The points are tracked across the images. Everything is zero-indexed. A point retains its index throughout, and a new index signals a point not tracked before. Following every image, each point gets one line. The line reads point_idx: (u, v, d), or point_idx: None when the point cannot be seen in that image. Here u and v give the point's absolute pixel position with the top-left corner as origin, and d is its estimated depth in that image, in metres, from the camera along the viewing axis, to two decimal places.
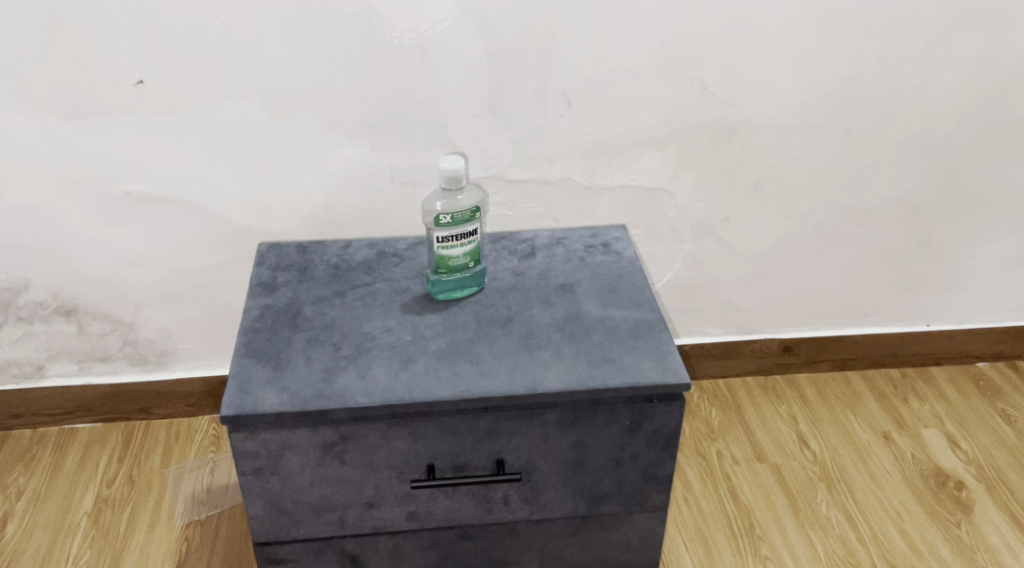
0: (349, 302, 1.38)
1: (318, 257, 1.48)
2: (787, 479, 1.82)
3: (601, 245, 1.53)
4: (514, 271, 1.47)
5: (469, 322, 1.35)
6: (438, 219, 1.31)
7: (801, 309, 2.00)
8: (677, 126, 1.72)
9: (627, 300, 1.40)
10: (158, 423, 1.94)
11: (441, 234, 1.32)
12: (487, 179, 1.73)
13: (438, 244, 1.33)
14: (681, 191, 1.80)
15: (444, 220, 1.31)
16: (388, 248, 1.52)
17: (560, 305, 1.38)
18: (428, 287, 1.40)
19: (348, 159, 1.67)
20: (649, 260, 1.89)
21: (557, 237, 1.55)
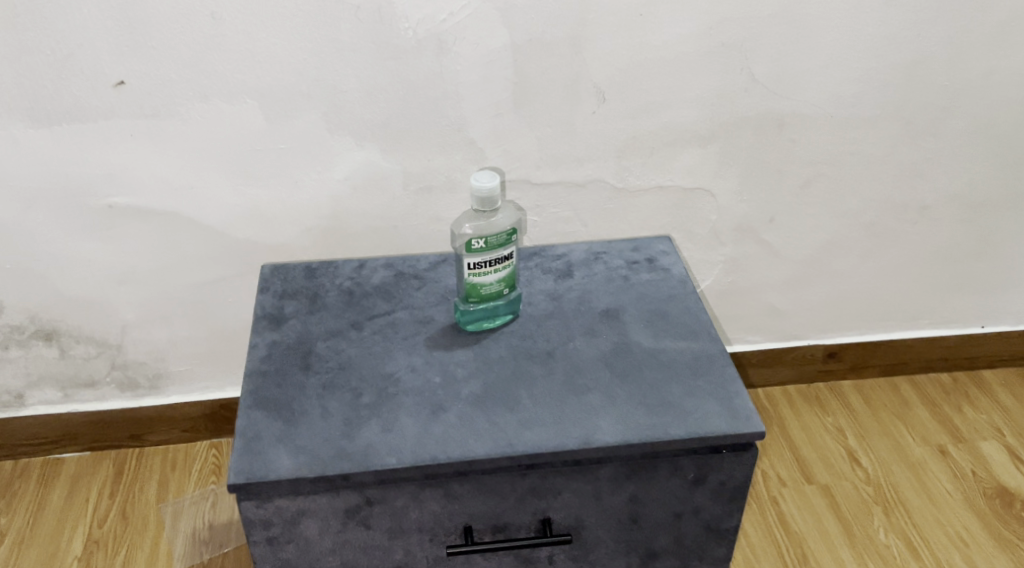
0: (367, 336, 1.22)
1: (328, 281, 1.32)
2: (839, 502, 1.69)
3: (646, 261, 1.36)
4: (550, 294, 1.30)
5: (505, 358, 1.19)
6: (468, 244, 1.14)
7: (848, 313, 1.85)
8: (721, 121, 1.54)
9: (681, 328, 1.24)
10: (152, 450, 1.77)
11: (472, 260, 1.15)
12: (511, 182, 1.55)
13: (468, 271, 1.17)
14: (723, 192, 1.63)
15: (477, 244, 1.14)
16: (407, 268, 1.35)
17: (606, 336, 1.22)
18: (456, 316, 1.24)
19: (356, 164, 1.49)
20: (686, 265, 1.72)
21: (595, 252, 1.38)
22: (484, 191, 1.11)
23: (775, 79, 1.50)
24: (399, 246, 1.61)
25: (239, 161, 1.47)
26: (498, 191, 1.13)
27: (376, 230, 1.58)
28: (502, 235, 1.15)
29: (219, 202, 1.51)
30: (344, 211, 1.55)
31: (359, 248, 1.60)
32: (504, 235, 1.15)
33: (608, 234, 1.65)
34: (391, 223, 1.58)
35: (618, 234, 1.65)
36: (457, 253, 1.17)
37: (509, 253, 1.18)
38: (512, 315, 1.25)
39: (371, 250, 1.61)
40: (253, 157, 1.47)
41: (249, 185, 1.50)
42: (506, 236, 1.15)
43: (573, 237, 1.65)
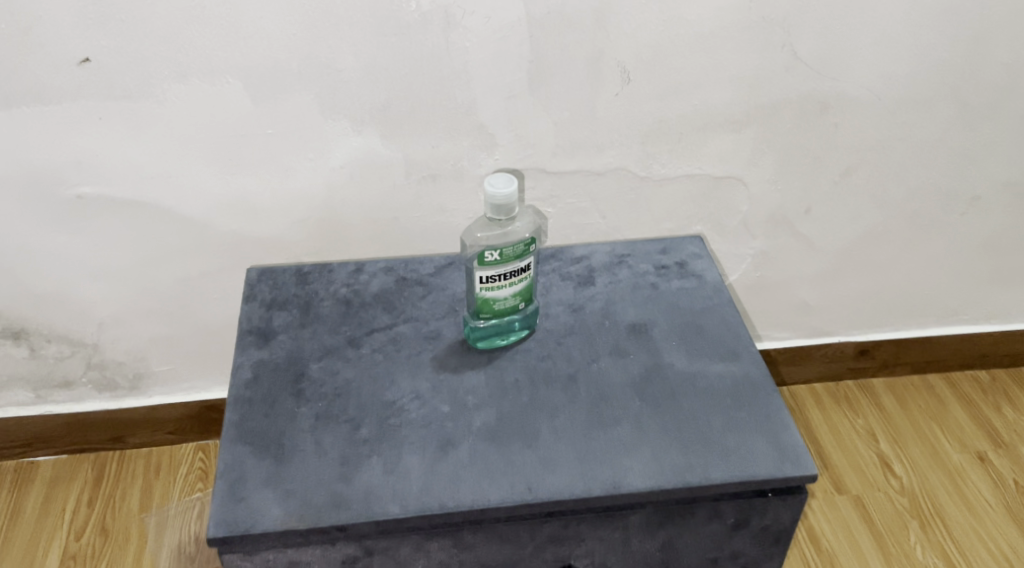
0: (366, 356, 1.08)
1: (322, 288, 1.18)
2: (873, 514, 1.57)
3: (675, 265, 1.22)
4: (571, 305, 1.16)
5: (521, 382, 1.05)
6: (481, 257, 1.00)
7: (884, 308, 1.71)
8: (759, 104, 1.39)
9: (718, 347, 1.10)
10: (134, 453, 1.65)
11: (485, 273, 1.01)
12: (524, 171, 1.40)
13: (480, 286, 1.03)
14: (756, 181, 1.48)
15: (490, 257, 1.00)
16: (411, 273, 1.21)
17: (634, 356, 1.09)
18: (465, 332, 1.10)
19: (353, 150, 1.34)
20: (712, 258, 1.58)
21: (619, 254, 1.24)
22: (503, 197, 0.96)
23: (821, 58, 1.35)
24: (400, 239, 1.46)
25: (223, 147, 1.32)
26: (517, 195, 0.98)
27: (374, 222, 1.43)
28: (519, 245, 1.01)
29: (201, 191, 1.36)
30: (339, 202, 1.40)
31: (356, 241, 1.46)
32: (522, 245, 1.01)
33: (629, 226, 1.50)
34: (392, 214, 1.43)
35: (640, 226, 1.51)
36: (467, 266, 1.03)
37: (526, 264, 1.03)
38: (529, 330, 1.12)
39: (369, 243, 1.46)
40: (237, 144, 1.32)
41: (233, 173, 1.35)
42: (523, 247, 1.01)
43: (591, 229, 1.50)
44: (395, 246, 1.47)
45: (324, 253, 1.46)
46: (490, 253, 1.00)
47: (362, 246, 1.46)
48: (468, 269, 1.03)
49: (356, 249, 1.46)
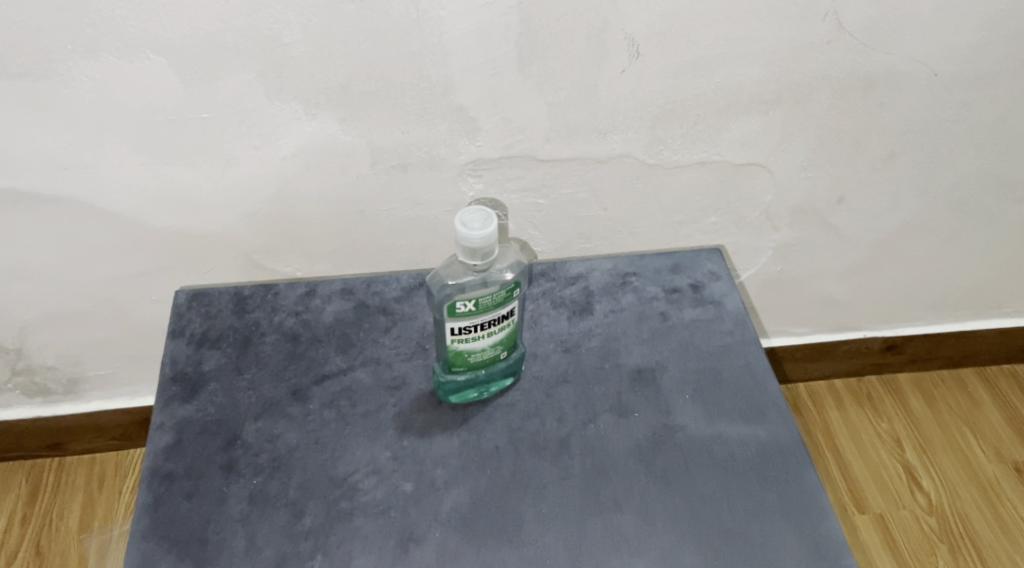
0: (313, 413, 0.89)
1: (266, 319, 0.98)
2: (897, 537, 1.40)
3: (690, 289, 1.02)
4: (565, 342, 0.96)
5: (502, 450, 0.87)
6: (450, 307, 0.80)
7: (918, 303, 1.51)
8: (794, 82, 1.16)
9: (740, 403, 0.91)
10: (75, 460, 1.48)
11: (456, 324, 0.82)
12: (512, 158, 1.18)
13: (451, 338, 0.83)
14: (784, 167, 1.26)
15: (462, 307, 0.80)
16: (373, 298, 1.01)
17: (639, 415, 0.90)
18: (436, 383, 0.91)
19: (306, 137, 1.12)
20: (729, 252, 1.38)
21: (623, 273, 1.04)
22: (478, 239, 0.76)
23: (872, 27, 1.11)
24: (366, 236, 1.25)
25: (147, 134, 1.09)
26: (497, 236, 0.78)
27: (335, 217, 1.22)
28: (499, 292, 0.81)
29: (126, 183, 1.14)
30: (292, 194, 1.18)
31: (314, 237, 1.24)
32: (502, 292, 0.81)
33: (634, 218, 1.29)
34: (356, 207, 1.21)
35: (646, 219, 1.30)
36: (435, 314, 0.83)
37: (508, 311, 0.84)
38: (513, 378, 0.92)
39: (330, 240, 1.25)
40: (165, 130, 1.09)
41: (163, 163, 1.13)
42: (503, 293, 0.81)
43: (590, 223, 1.29)
44: (360, 244, 1.26)
45: (278, 251, 1.25)
46: (462, 304, 0.80)
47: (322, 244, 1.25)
48: (436, 318, 0.83)
49: (314, 247, 1.25)
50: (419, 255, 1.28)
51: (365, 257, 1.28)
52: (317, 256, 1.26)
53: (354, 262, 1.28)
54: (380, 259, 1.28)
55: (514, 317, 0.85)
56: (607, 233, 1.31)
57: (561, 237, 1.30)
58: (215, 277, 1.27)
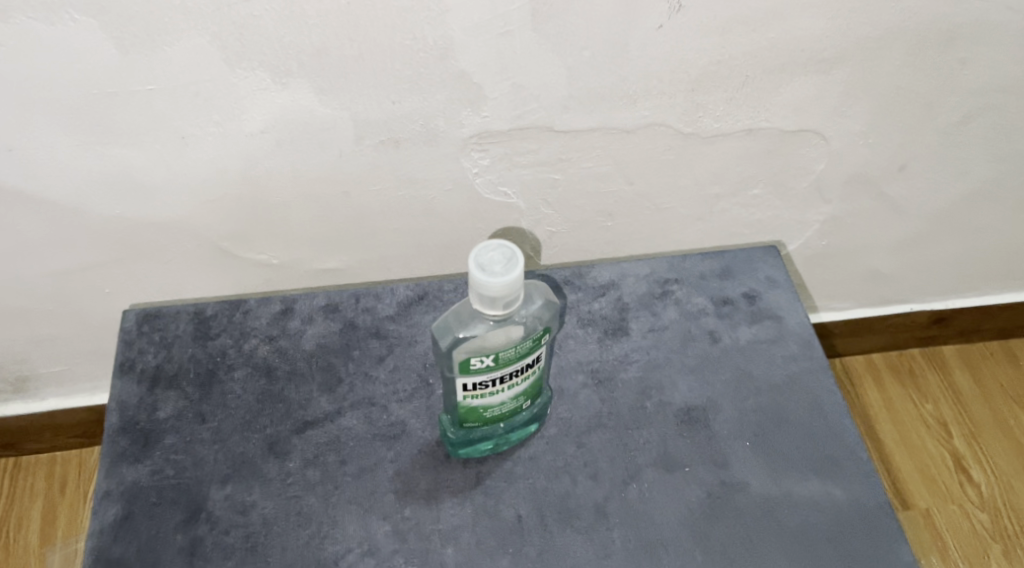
0: (294, 474, 0.74)
1: (233, 347, 0.81)
2: (945, 536, 1.28)
3: (744, 300, 0.85)
4: (596, 374, 0.80)
5: (525, 521, 0.72)
6: (464, 362, 0.63)
7: (974, 275, 1.35)
8: (864, 35, 0.96)
9: (811, 452, 0.76)
10: (33, 460, 1.33)
11: (469, 379, 0.65)
12: (524, 131, 0.98)
13: (462, 393, 0.66)
14: (841, 133, 1.07)
15: (477, 364, 0.64)
16: (363, 317, 0.84)
17: (689, 472, 0.74)
18: (442, 435, 0.75)
19: (275, 110, 0.92)
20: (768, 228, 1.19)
21: (663, 279, 0.87)
22: (501, 286, 0.58)
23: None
24: (351, 222, 1.06)
25: (83, 112, 0.90)
26: (526, 280, 0.60)
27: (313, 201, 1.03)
28: (526, 343, 0.64)
29: (60, 168, 0.95)
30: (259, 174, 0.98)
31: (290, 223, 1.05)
32: (530, 341, 0.65)
33: (662, 193, 1.10)
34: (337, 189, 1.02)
35: (678, 195, 1.10)
36: (441, 365, 0.66)
37: (534, 359, 0.67)
38: (536, 423, 0.76)
39: (308, 227, 1.06)
40: (104, 107, 0.89)
41: (103, 145, 0.93)
42: (531, 342, 0.65)
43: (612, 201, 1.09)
44: (345, 229, 1.07)
45: (247, 239, 1.06)
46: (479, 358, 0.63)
47: (300, 231, 1.06)
48: (443, 370, 0.66)
49: (293, 234, 1.06)
50: (415, 240, 1.09)
51: (351, 245, 1.09)
52: (293, 244, 1.08)
53: (336, 249, 1.09)
54: (367, 246, 1.09)
55: (541, 365, 0.68)
56: (632, 212, 1.11)
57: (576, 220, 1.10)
58: (175, 268, 1.08)
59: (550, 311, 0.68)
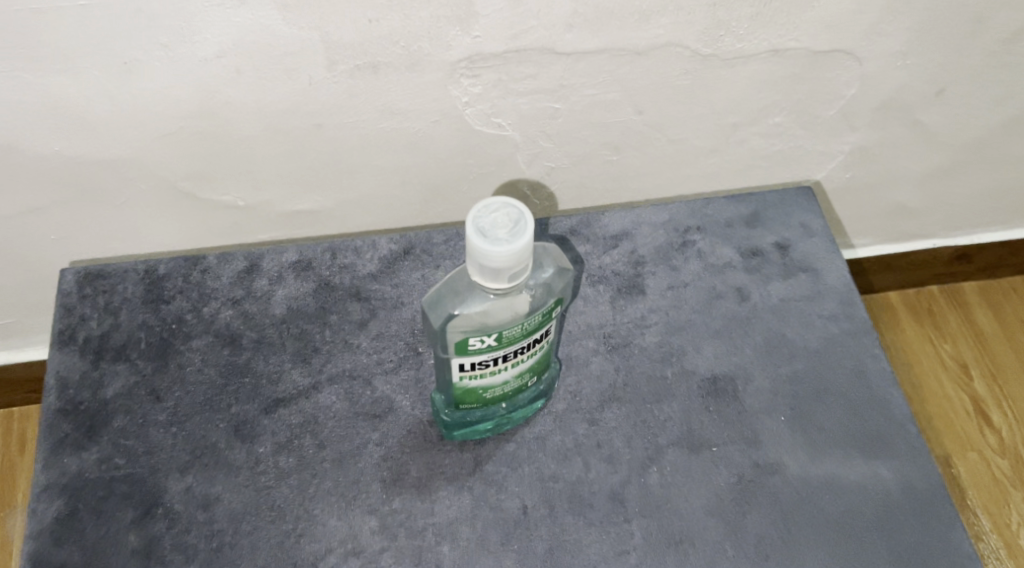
0: (264, 460, 0.64)
1: (191, 311, 0.70)
2: (963, 484, 1.22)
3: (775, 251, 0.75)
4: (609, 340, 0.71)
5: (532, 512, 0.63)
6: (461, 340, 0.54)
7: (1005, 209, 1.24)
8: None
9: (854, 428, 0.67)
10: None
11: (467, 360, 0.56)
12: (516, 55, 0.82)
13: (458, 375, 0.57)
14: (876, 56, 0.92)
15: (475, 344, 0.55)
16: (341, 275, 0.73)
17: (717, 452, 0.65)
18: (435, 413, 0.66)
19: (234, 28, 0.75)
20: (784, 164, 1.03)
21: (683, 227, 0.76)
22: (502, 261, 0.49)
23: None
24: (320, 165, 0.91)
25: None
26: (534, 246, 0.51)
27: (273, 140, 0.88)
28: (533, 319, 0.55)
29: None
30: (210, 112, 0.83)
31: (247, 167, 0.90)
32: (537, 317, 0.56)
33: (674, 124, 0.94)
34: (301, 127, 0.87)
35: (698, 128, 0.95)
36: (434, 343, 0.57)
37: (542, 335, 0.58)
38: (542, 400, 0.67)
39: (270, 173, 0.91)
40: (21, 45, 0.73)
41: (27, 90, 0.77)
42: (539, 317, 0.56)
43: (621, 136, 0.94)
44: (314, 172, 0.92)
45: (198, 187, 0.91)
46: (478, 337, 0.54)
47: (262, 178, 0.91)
48: (436, 348, 0.57)
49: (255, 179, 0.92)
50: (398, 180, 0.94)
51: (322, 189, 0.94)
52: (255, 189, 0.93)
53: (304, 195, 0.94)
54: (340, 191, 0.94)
55: (549, 340, 0.59)
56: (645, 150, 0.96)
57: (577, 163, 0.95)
58: (118, 220, 0.93)
59: (561, 280, 0.59)
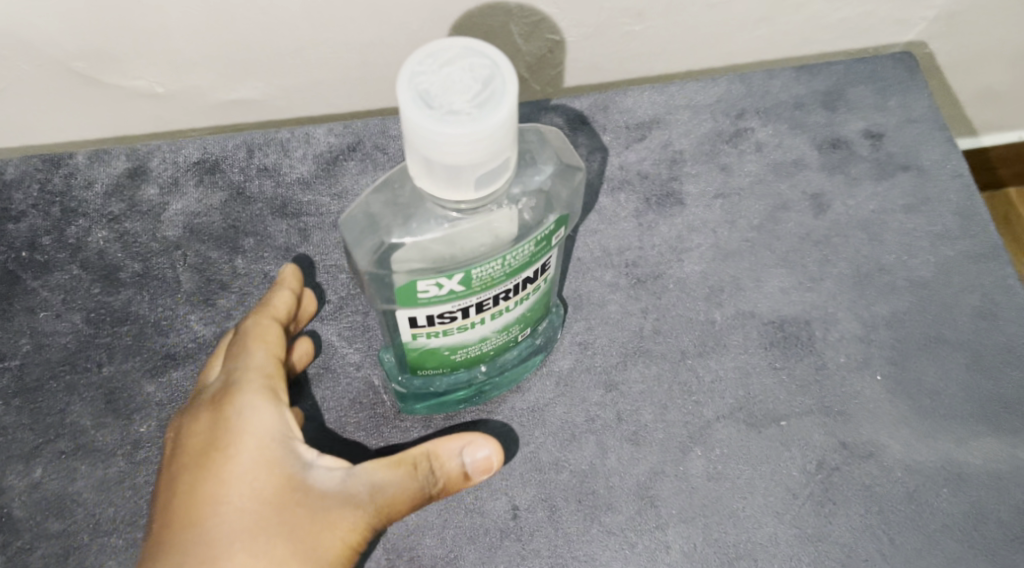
0: (146, 444, 0.45)
1: (49, 233, 0.50)
2: None
3: (865, 143, 0.54)
4: (633, 271, 0.51)
5: (525, 515, 0.44)
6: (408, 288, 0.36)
7: None
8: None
9: (980, 391, 0.47)
10: None
11: (419, 313, 0.37)
12: None
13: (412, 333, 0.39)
14: None
15: (427, 291, 0.36)
16: (260, 181, 0.52)
17: (788, 429, 0.46)
18: (389, 379, 0.47)
19: None
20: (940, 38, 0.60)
21: (736, 110, 0.55)
22: (464, 146, 0.31)
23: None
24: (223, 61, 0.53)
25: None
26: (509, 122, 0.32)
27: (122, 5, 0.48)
28: (523, 248, 0.37)
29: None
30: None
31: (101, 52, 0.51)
32: (531, 245, 0.37)
33: None
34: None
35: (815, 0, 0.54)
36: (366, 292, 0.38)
37: (538, 271, 0.39)
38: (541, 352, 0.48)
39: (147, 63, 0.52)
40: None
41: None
42: (531, 245, 0.37)
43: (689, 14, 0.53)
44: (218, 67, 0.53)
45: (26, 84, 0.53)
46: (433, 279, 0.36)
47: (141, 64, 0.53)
48: (373, 299, 0.38)
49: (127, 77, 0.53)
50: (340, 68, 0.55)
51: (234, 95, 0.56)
52: (124, 99, 0.55)
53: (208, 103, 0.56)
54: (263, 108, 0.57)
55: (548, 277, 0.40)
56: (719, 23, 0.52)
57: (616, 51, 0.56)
58: None
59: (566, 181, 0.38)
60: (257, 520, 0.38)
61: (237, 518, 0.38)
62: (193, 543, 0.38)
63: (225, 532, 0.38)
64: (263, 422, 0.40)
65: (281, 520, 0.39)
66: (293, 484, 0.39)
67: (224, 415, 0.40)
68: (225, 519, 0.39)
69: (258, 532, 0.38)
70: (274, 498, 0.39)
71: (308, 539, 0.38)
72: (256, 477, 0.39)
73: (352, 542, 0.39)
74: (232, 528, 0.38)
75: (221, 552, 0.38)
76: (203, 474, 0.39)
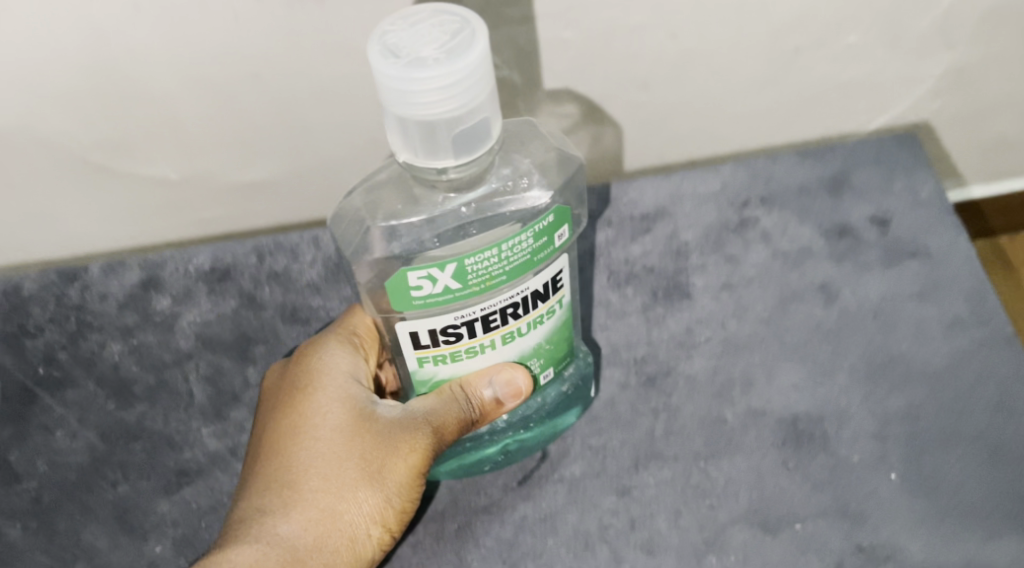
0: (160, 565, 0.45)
1: (65, 349, 0.51)
2: None
3: (872, 229, 0.54)
4: (642, 367, 0.51)
5: None
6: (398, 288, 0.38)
7: None
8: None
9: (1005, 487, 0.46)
10: None
11: (421, 324, 0.39)
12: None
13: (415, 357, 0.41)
14: None
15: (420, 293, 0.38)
16: (270, 287, 0.53)
17: (804, 532, 0.45)
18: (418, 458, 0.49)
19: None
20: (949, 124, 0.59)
21: (740, 199, 0.55)
22: (442, 83, 0.33)
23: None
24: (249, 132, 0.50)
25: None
26: (477, 53, 0.33)
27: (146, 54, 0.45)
28: (522, 239, 0.38)
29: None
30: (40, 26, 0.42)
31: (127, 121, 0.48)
32: (531, 237, 0.38)
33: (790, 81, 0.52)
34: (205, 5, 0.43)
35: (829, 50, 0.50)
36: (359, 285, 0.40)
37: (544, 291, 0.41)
38: (578, 409, 0.49)
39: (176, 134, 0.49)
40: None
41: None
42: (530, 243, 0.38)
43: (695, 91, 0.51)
44: (241, 144, 0.50)
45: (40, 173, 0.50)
46: (425, 272, 0.37)
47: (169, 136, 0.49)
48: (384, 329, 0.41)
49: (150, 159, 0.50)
50: None
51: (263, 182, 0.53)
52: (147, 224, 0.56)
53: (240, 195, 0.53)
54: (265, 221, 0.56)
55: (561, 303, 0.42)
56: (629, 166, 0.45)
57: (623, 135, 0.55)
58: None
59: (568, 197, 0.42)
60: (332, 447, 0.41)
61: (316, 447, 0.41)
62: (277, 472, 0.41)
63: (305, 460, 0.41)
64: (345, 370, 0.44)
65: (354, 448, 0.41)
66: (364, 416, 0.42)
67: (309, 362, 0.44)
68: (305, 447, 0.41)
69: (331, 460, 0.41)
70: (348, 428, 0.42)
71: (382, 467, 0.41)
72: (333, 412, 0.42)
73: (415, 468, 0.42)
74: (312, 455, 0.41)
75: (301, 475, 0.41)
76: (287, 412, 0.43)
